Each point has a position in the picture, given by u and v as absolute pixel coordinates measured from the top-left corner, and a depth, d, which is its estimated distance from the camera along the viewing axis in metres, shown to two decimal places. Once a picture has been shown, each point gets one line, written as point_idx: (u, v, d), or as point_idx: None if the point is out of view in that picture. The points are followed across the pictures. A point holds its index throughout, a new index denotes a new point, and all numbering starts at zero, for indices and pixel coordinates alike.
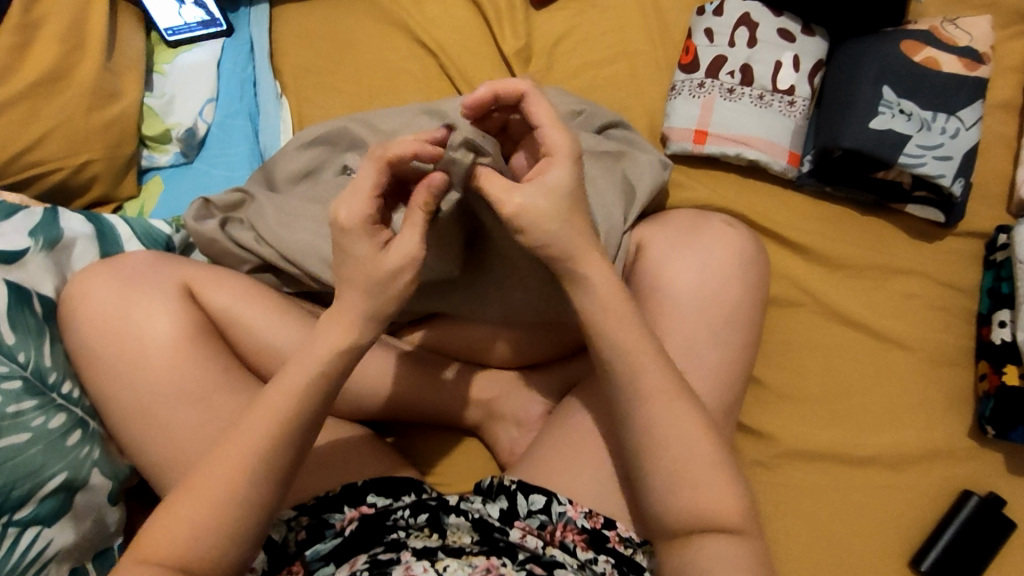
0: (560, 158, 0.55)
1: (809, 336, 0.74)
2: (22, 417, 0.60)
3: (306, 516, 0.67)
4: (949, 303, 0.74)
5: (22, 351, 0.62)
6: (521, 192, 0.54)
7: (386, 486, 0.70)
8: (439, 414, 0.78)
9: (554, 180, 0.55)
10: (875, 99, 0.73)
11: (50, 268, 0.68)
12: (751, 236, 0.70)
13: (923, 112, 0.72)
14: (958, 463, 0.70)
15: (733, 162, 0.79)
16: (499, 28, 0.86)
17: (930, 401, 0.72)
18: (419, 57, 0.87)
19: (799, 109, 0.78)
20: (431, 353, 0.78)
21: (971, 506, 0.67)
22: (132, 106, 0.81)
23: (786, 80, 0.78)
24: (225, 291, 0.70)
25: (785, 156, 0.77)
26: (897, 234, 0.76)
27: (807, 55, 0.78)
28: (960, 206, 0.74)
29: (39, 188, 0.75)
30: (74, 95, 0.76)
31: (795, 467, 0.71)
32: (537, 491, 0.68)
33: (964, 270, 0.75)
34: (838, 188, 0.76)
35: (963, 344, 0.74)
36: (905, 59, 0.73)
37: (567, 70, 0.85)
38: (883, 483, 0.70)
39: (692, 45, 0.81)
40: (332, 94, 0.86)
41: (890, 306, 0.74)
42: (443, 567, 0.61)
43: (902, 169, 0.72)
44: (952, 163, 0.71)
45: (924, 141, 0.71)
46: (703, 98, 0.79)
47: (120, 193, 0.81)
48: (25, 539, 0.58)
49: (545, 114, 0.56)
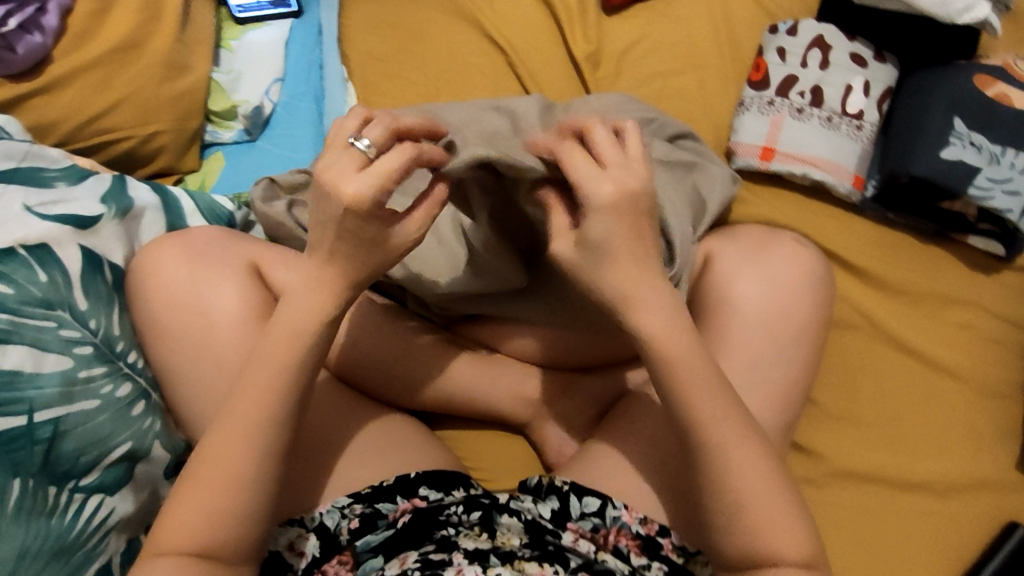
0: (594, 211, 0.51)
1: (863, 359, 0.75)
2: (92, 384, 0.60)
3: (360, 504, 0.67)
4: (1002, 337, 0.75)
5: (94, 318, 0.62)
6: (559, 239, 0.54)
7: (438, 480, 0.70)
8: (488, 410, 0.78)
9: (594, 233, 0.52)
10: (946, 130, 0.73)
11: (121, 236, 0.67)
12: (820, 253, 0.72)
13: (993, 146, 0.73)
14: (1005, 495, 0.71)
15: (797, 181, 0.79)
16: (570, 32, 0.86)
17: (980, 432, 0.73)
18: (488, 53, 0.87)
19: (865, 133, 0.79)
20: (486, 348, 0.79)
21: (1017, 538, 0.68)
22: (201, 80, 0.81)
23: (856, 104, 0.78)
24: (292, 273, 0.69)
25: (850, 179, 0.78)
26: (954, 264, 0.77)
27: (877, 82, 0.79)
28: (1022, 240, 0.75)
29: (107, 155, 0.75)
30: (147, 65, 0.76)
31: (843, 486, 0.71)
32: (592, 494, 0.68)
33: (1018, 305, 0.76)
34: (900, 215, 0.77)
35: (1014, 377, 0.75)
36: (978, 92, 0.74)
37: (636, 77, 0.85)
38: (930, 509, 0.71)
39: (763, 62, 0.82)
40: (400, 84, 0.86)
41: (944, 335, 0.75)
42: (494, 575, 0.60)
43: (970, 200, 0.73)
44: (1019, 198, 0.72)
45: (994, 175, 0.72)
46: (772, 116, 0.79)
47: (183, 166, 0.81)
48: (90, 506, 0.57)
49: (582, 169, 0.51)
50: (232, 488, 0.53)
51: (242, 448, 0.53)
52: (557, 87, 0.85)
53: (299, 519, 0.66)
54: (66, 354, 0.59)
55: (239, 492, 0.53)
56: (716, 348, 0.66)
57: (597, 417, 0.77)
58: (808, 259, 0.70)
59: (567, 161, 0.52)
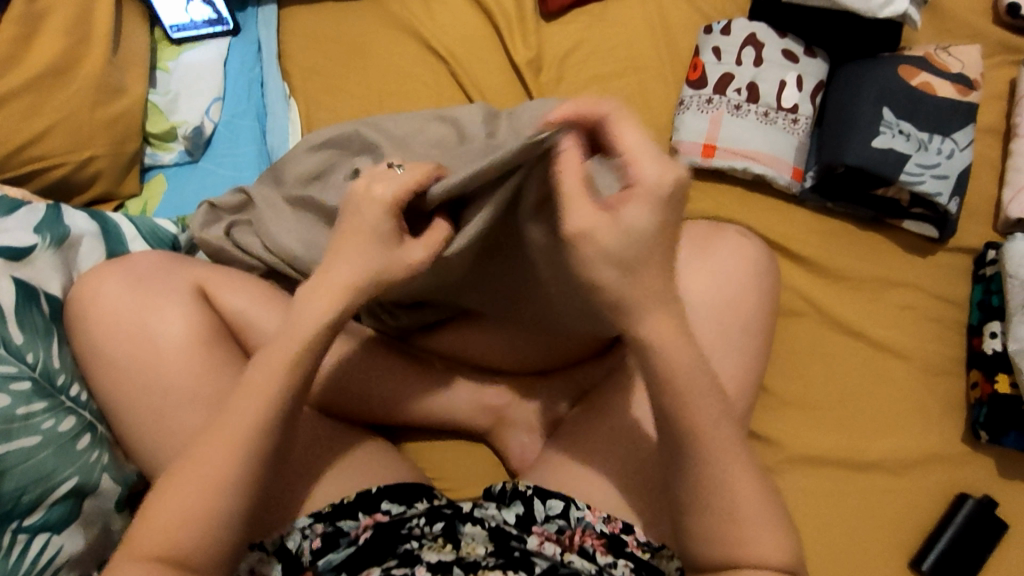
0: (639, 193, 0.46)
1: (812, 345, 0.77)
2: (32, 420, 0.58)
3: (321, 524, 0.66)
4: (942, 315, 0.78)
5: (30, 352, 0.60)
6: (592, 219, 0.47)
7: (399, 493, 0.69)
8: (450, 420, 0.78)
9: (631, 218, 0.46)
10: (876, 120, 0.76)
11: (57, 266, 0.66)
12: (764, 247, 0.74)
13: (920, 133, 0.76)
14: (955, 468, 0.73)
15: (739, 175, 0.81)
16: (510, 39, 0.87)
17: (928, 409, 0.75)
18: (430, 63, 0.87)
19: (801, 126, 0.81)
20: (443, 358, 0.78)
21: (967, 508, 0.70)
22: (137, 103, 0.79)
23: (790, 98, 0.81)
24: (239, 294, 0.68)
25: (789, 171, 0.80)
26: (893, 248, 0.80)
27: (809, 76, 0.81)
28: (953, 222, 0.78)
29: (40, 184, 0.73)
30: (80, 89, 0.74)
31: (801, 471, 0.73)
32: (554, 497, 0.68)
33: (955, 284, 0.79)
34: (839, 204, 0.80)
35: (955, 353, 0.77)
36: (903, 83, 0.77)
37: (577, 82, 0.86)
38: (886, 487, 0.72)
39: (699, 62, 0.84)
40: (342, 98, 0.85)
41: (888, 317, 0.77)
42: None
43: (902, 186, 0.75)
44: (948, 182, 0.75)
45: (923, 161, 0.75)
46: (712, 113, 0.81)
47: (122, 191, 0.79)
48: (35, 546, 0.56)
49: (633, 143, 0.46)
50: (187, 517, 0.50)
51: (199, 479, 0.51)
52: (501, 94, 0.85)
53: (259, 543, 0.65)
54: (2, 391, 0.57)
55: (186, 514, 0.50)
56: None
57: (558, 420, 0.77)
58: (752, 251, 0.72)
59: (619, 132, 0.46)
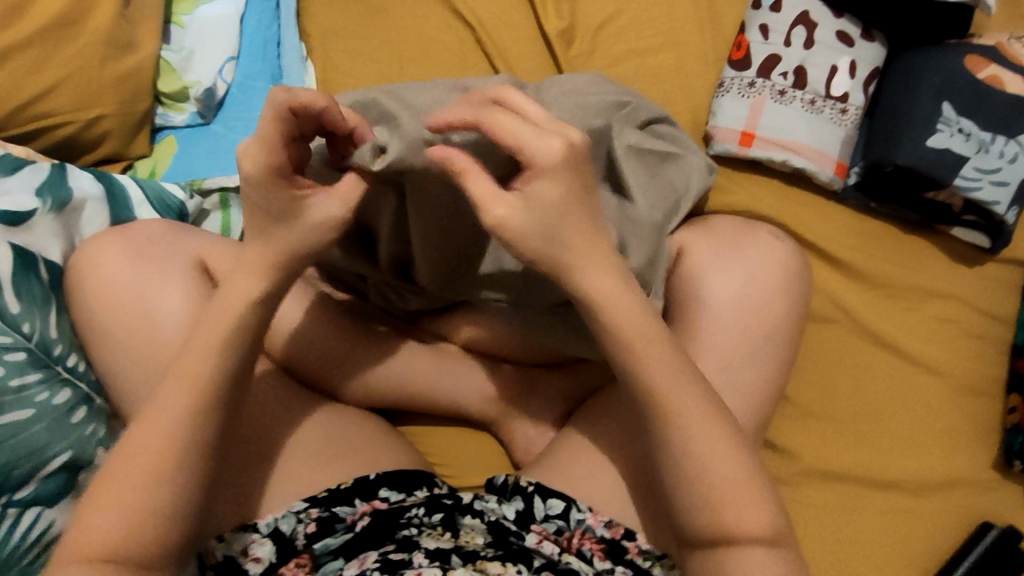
0: (548, 172, 0.52)
1: (841, 355, 0.72)
2: (25, 392, 0.57)
3: (317, 509, 0.64)
4: (984, 332, 0.73)
5: (27, 322, 0.59)
6: (504, 203, 0.52)
7: (399, 480, 0.67)
8: (454, 407, 0.76)
9: (540, 194, 0.53)
10: (934, 116, 0.70)
11: (58, 232, 0.64)
12: (796, 250, 0.70)
13: (982, 133, 0.69)
14: (980, 494, 0.69)
15: (777, 168, 0.76)
16: (542, 7, 0.82)
17: (958, 430, 0.71)
18: (455, 29, 0.82)
19: (850, 117, 0.75)
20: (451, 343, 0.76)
21: (991, 538, 0.67)
22: (148, 59, 0.76)
23: (841, 86, 0.74)
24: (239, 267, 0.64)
25: (832, 167, 0.74)
26: (938, 255, 0.74)
27: (864, 62, 0.74)
28: (1008, 233, 0.72)
29: (47, 141, 0.71)
30: (88, 43, 0.71)
31: (816, 486, 0.70)
32: (555, 496, 0.66)
33: (1002, 299, 0.73)
34: (884, 205, 0.74)
35: (995, 373, 0.72)
36: (968, 75, 0.70)
37: (610, 55, 0.81)
38: (904, 509, 0.69)
39: (744, 40, 0.77)
40: (361, 62, 0.81)
41: (925, 329, 0.72)
42: None
43: (956, 191, 0.69)
44: (1008, 189, 0.69)
45: (982, 164, 0.69)
46: (753, 99, 0.75)
47: (132, 152, 0.77)
48: (26, 520, 0.56)
49: (516, 131, 0.51)
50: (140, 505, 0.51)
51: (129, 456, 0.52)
52: (528, 65, 0.80)
53: (253, 524, 0.63)
54: None
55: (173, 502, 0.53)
56: (691, 347, 0.65)
57: (563, 417, 0.75)
58: (773, 247, 0.68)
59: (490, 125, 0.51)
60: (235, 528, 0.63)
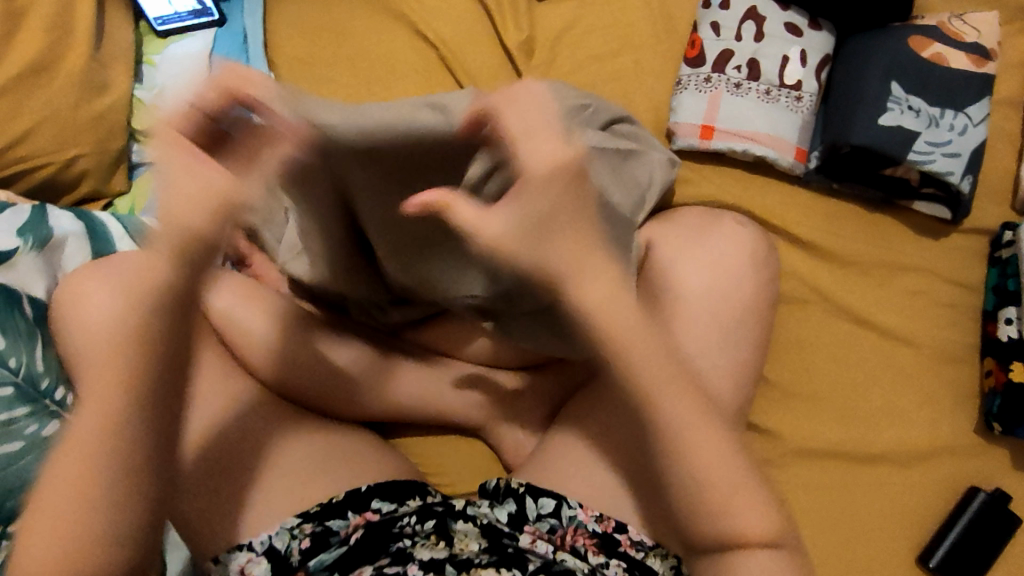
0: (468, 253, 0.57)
1: (816, 335, 0.74)
2: (14, 425, 0.59)
3: (310, 524, 0.64)
4: (955, 300, 0.74)
5: (12, 357, 0.61)
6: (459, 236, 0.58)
7: (391, 491, 0.68)
8: (444, 417, 0.77)
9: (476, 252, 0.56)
10: (884, 95, 0.72)
11: (41, 269, 0.66)
12: (761, 235, 0.72)
13: (931, 109, 0.72)
14: (966, 460, 0.70)
15: (739, 158, 0.78)
16: (501, 20, 0.84)
17: (938, 398, 0.72)
18: (420, 48, 0.85)
19: (805, 104, 0.77)
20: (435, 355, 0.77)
21: (978, 503, 0.67)
22: (122, 98, 0.78)
23: (794, 75, 0.77)
24: None
25: (792, 152, 0.76)
26: (903, 230, 0.76)
27: (814, 50, 0.77)
28: (967, 203, 0.74)
29: (28, 184, 0.73)
30: (63, 87, 0.73)
31: (802, 465, 0.71)
32: (546, 495, 0.67)
33: (969, 267, 0.75)
34: (846, 184, 0.76)
35: (968, 340, 0.74)
36: (914, 55, 0.73)
37: (571, 62, 0.83)
38: (890, 479, 0.70)
39: (698, 39, 0.80)
40: (330, 86, 0.84)
41: (897, 303, 0.74)
42: None
43: (911, 165, 0.71)
44: (960, 160, 0.71)
45: (934, 139, 0.71)
46: (710, 93, 0.77)
47: (110, 190, 0.79)
48: None
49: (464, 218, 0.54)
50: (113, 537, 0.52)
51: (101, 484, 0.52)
52: (491, 78, 0.83)
53: (247, 543, 0.63)
54: None
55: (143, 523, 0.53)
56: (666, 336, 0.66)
57: (549, 418, 0.76)
58: (743, 239, 0.69)
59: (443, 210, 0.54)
60: (228, 548, 0.63)
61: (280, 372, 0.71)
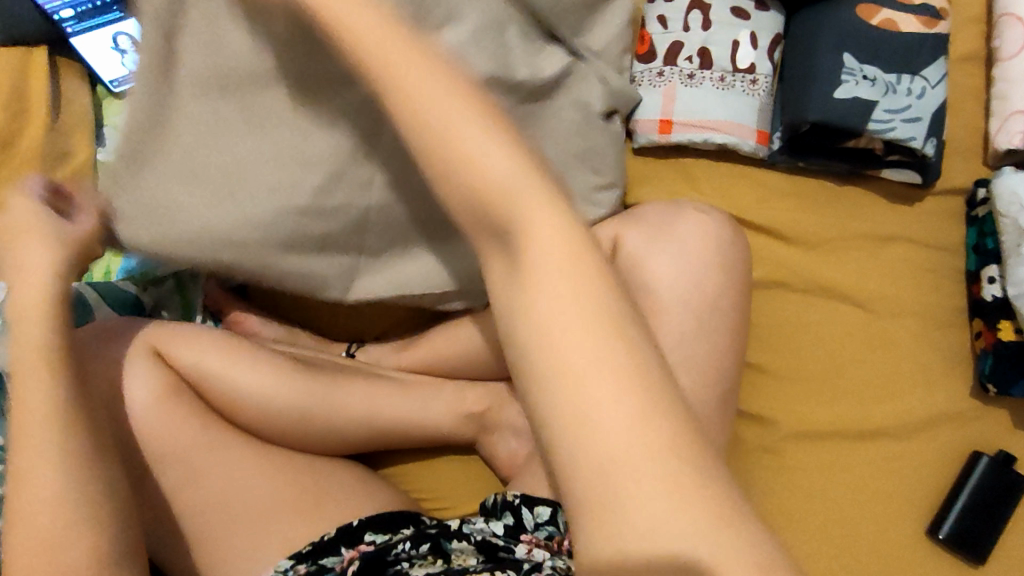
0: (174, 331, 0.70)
1: (812, 320, 0.73)
2: None
3: (303, 564, 0.62)
4: (937, 265, 0.73)
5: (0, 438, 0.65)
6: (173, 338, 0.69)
7: (382, 521, 0.66)
8: (435, 438, 0.77)
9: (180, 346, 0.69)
10: (837, 68, 0.71)
11: (17, 345, 0.69)
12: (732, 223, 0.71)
13: (887, 76, 0.70)
14: (963, 427, 0.70)
15: (701, 148, 0.77)
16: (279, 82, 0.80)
17: (931, 365, 0.71)
18: None
19: (761, 86, 0.76)
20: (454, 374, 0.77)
21: (982, 466, 0.68)
22: (84, 165, 0.79)
23: (745, 59, 0.76)
24: (193, 346, 0.70)
25: (754, 136, 0.75)
26: (879, 203, 0.75)
27: (763, 31, 0.76)
28: (935, 166, 0.73)
29: None
30: (26, 158, 0.75)
31: (803, 448, 0.71)
32: (542, 503, 0.65)
33: (947, 230, 0.74)
34: (810, 161, 0.75)
35: (956, 304, 0.73)
36: (865, 24, 0.71)
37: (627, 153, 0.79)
38: (889, 454, 0.70)
39: (645, 34, 0.79)
40: None
41: (884, 269, 0.73)
42: None
43: (873, 136, 0.70)
44: (921, 124, 0.70)
45: (892, 105, 0.70)
46: (664, 87, 0.77)
47: None
48: None
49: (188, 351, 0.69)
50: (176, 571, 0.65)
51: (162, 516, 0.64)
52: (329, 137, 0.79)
53: None
54: None
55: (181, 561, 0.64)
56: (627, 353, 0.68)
57: None
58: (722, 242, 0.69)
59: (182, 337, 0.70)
60: None
61: (253, 413, 0.70)
